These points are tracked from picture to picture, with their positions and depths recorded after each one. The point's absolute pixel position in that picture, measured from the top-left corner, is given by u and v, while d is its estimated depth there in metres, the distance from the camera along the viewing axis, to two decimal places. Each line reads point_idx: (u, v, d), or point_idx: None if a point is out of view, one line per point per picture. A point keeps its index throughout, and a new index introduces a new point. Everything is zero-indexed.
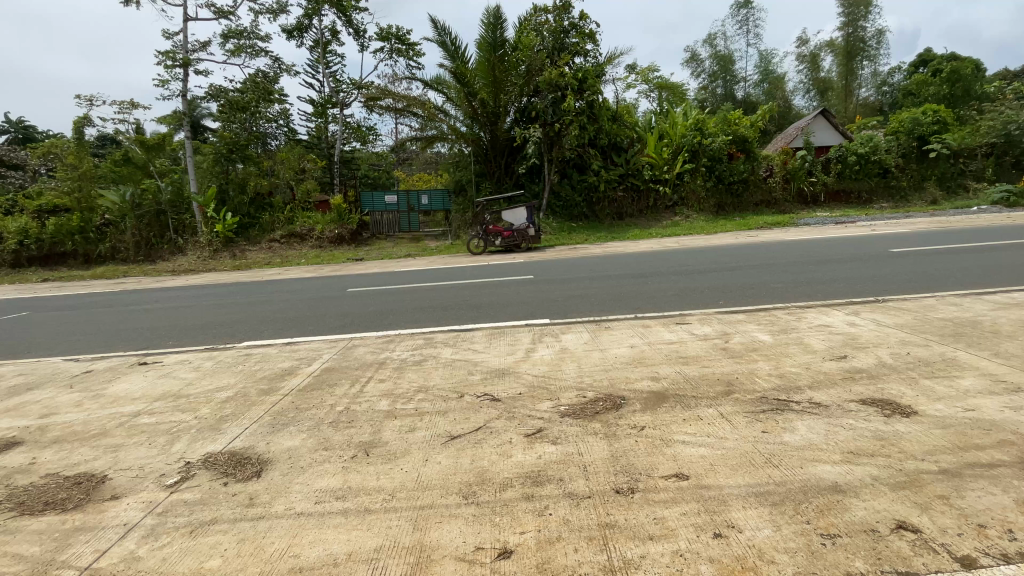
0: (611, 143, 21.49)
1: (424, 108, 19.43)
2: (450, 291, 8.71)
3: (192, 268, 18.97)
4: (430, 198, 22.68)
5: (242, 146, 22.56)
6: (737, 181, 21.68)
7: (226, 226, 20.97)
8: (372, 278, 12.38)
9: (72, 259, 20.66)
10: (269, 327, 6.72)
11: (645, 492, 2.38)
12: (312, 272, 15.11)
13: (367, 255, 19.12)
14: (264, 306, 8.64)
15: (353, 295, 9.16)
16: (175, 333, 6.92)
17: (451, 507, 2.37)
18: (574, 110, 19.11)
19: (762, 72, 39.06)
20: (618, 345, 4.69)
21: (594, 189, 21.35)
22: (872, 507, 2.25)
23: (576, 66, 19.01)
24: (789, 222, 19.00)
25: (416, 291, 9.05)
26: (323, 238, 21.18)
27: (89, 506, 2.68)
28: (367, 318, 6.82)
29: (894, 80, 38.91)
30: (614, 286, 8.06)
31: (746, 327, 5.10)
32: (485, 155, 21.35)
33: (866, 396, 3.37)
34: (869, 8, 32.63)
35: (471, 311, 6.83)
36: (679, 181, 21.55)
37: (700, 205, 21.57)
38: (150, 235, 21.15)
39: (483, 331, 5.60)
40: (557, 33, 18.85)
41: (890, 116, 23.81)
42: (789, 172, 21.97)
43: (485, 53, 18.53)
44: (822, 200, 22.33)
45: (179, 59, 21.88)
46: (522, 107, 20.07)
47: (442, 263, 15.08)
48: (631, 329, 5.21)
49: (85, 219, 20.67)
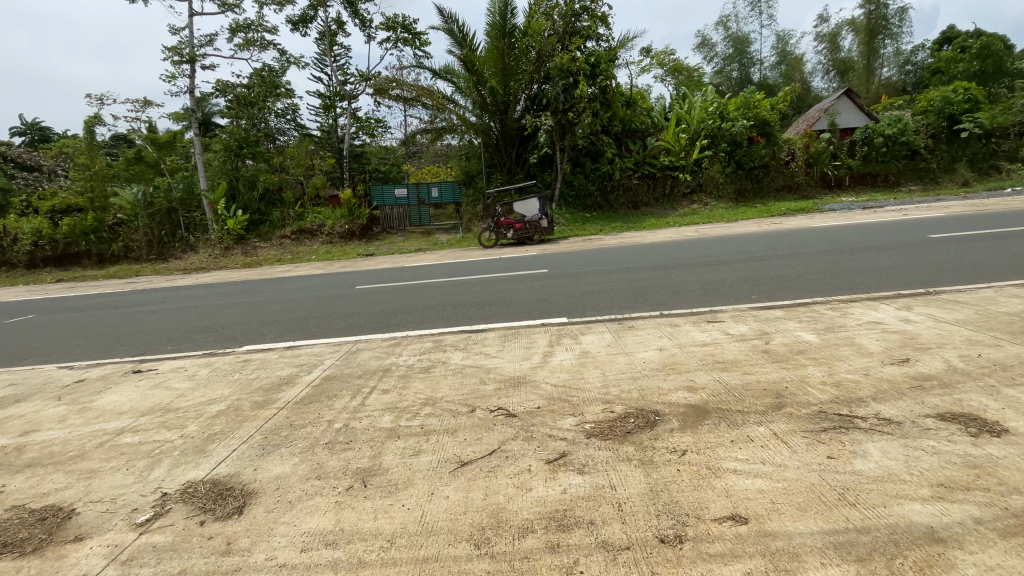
0: (624, 129, 20.95)
1: (433, 98, 18.96)
2: (461, 287, 8.32)
3: (203, 266, 18.88)
4: (440, 191, 21.89)
5: (252, 142, 22.44)
6: (757, 166, 20.91)
7: (237, 222, 20.85)
8: (382, 274, 12.03)
9: (86, 259, 20.72)
10: (271, 329, 6.38)
11: (695, 542, 1.96)
12: (322, 269, 14.84)
13: (377, 250, 18.87)
14: (269, 305, 8.33)
15: (360, 293, 8.78)
16: (175, 337, 6.63)
17: (461, 561, 1.97)
18: (586, 96, 18.52)
19: (778, 54, 38.03)
20: (646, 348, 4.25)
21: (608, 177, 20.74)
22: (983, 565, 1.82)
23: (587, 50, 18.46)
24: (813, 207, 18.24)
25: (426, 288, 8.65)
26: (334, 234, 20.95)
27: (48, 550, 2.38)
28: (374, 318, 6.46)
29: (919, 57, 37.36)
30: (635, 279, 7.58)
31: (787, 325, 4.63)
32: (495, 145, 20.88)
33: (942, 410, 2.89)
34: None
35: (483, 308, 6.42)
36: (697, 168, 20.86)
37: (720, 192, 20.79)
38: (162, 233, 21.11)
39: (496, 332, 5.19)
40: (568, 17, 18.32)
41: (919, 94, 22.75)
42: (812, 156, 21.11)
43: (494, 40, 18.00)
44: (847, 183, 21.41)
45: (186, 54, 21.75)
46: (533, 94, 19.54)
47: (453, 257, 14.71)
48: (658, 329, 4.75)
49: (98, 218, 20.68)
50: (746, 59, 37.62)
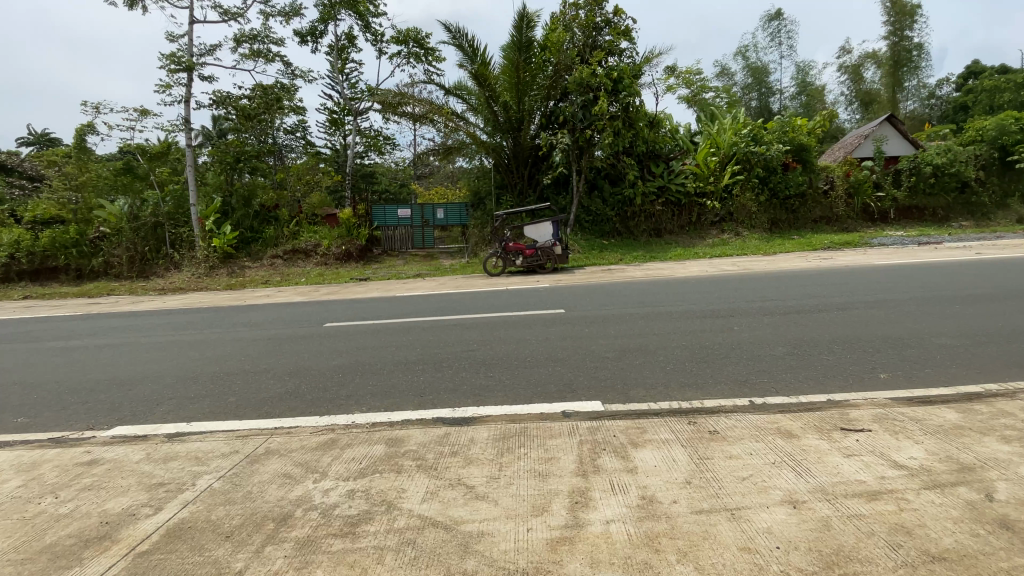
0: (647, 151, 19.21)
1: (441, 114, 17.48)
2: (450, 332, 6.39)
3: (182, 287, 17.14)
4: (446, 212, 20.60)
5: (251, 156, 21.04)
6: (793, 195, 19.00)
7: (225, 240, 19.22)
8: (367, 305, 10.18)
9: (64, 274, 19.09)
10: (172, 398, 4.52)
11: None
12: (305, 295, 13.02)
13: (373, 274, 17.12)
14: (204, 349, 6.50)
15: (324, 334, 6.88)
16: (47, 400, 4.77)
17: None
18: (607, 114, 16.86)
19: (798, 84, 36.65)
20: (763, 499, 2.30)
21: (629, 202, 18.95)
22: None
23: (609, 65, 16.94)
24: (860, 241, 16.32)
25: (408, 330, 6.71)
26: (328, 254, 19.20)
27: None
28: (321, 383, 4.56)
29: (945, 92, 35.79)
30: (686, 331, 5.59)
31: (993, 453, 2.67)
32: (506, 165, 19.25)
33: None
34: (914, 18, 29.53)
35: (474, 373, 4.47)
36: (726, 195, 19.08)
37: (752, 222, 18.85)
38: (146, 250, 19.49)
39: (492, 427, 3.26)
40: (588, 29, 16.96)
41: (967, 123, 21.00)
42: (853, 186, 19.23)
43: (510, 53, 16.59)
44: (892, 217, 19.45)
45: (184, 63, 20.48)
46: (548, 112, 18.04)
47: (454, 286, 12.89)
48: (766, 449, 2.80)
49: (78, 230, 19.15)
50: (765, 88, 36.26)
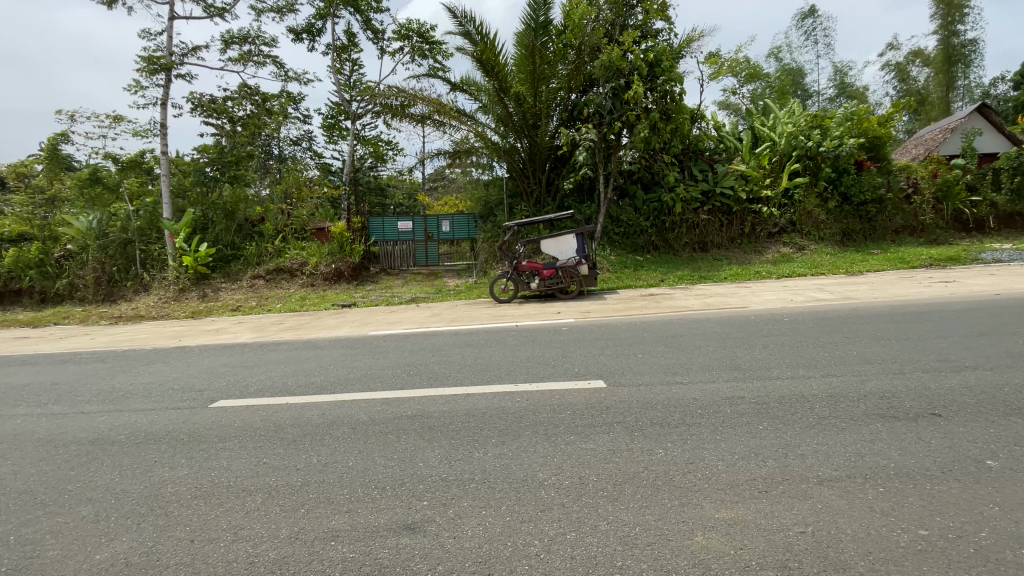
0: (687, 149, 16.11)
1: (443, 110, 14.70)
2: (395, 443, 3.38)
3: (142, 313, 14.42)
4: (452, 224, 17.80)
5: (234, 163, 18.53)
6: (870, 200, 15.64)
7: (197, 258, 16.49)
8: (317, 351, 7.21)
9: (27, 297, 16.67)
10: None
11: None
12: (261, 331, 10.10)
13: (363, 298, 14.26)
14: None
15: (188, 433, 3.93)
16: None
17: None
18: (640, 105, 13.92)
19: (837, 85, 33.04)
20: None
21: (668, 211, 15.81)
22: None
23: (644, 47, 14.00)
24: (968, 255, 12.90)
25: (326, 429, 3.74)
26: (316, 274, 16.50)
27: None
28: None
29: (1000, 91, 32.01)
30: (895, 482, 2.50)
31: None
32: (521, 169, 16.38)
33: None
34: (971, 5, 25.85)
35: None
36: (787, 201, 15.80)
37: (820, 232, 15.50)
38: (114, 269, 16.80)
39: None
40: (618, 6, 14.10)
41: None
42: (940, 189, 15.83)
43: (524, 37, 13.75)
44: (991, 226, 16.04)
45: (162, 62, 18.11)
46: (570, 106, 15.18)
47: (449, 317, 9.92)
48: None
49: (43, 248, 16.80)
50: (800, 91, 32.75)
